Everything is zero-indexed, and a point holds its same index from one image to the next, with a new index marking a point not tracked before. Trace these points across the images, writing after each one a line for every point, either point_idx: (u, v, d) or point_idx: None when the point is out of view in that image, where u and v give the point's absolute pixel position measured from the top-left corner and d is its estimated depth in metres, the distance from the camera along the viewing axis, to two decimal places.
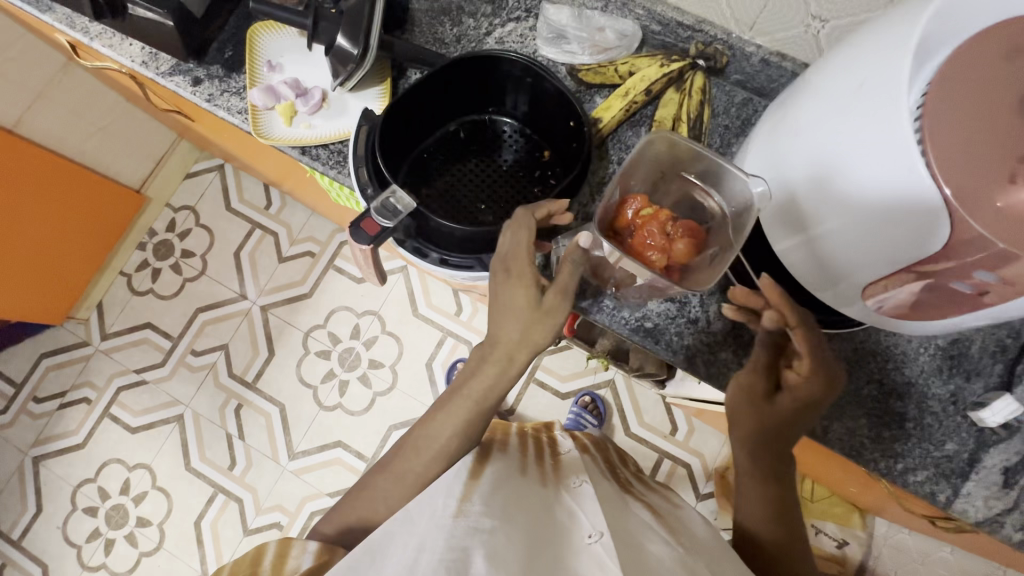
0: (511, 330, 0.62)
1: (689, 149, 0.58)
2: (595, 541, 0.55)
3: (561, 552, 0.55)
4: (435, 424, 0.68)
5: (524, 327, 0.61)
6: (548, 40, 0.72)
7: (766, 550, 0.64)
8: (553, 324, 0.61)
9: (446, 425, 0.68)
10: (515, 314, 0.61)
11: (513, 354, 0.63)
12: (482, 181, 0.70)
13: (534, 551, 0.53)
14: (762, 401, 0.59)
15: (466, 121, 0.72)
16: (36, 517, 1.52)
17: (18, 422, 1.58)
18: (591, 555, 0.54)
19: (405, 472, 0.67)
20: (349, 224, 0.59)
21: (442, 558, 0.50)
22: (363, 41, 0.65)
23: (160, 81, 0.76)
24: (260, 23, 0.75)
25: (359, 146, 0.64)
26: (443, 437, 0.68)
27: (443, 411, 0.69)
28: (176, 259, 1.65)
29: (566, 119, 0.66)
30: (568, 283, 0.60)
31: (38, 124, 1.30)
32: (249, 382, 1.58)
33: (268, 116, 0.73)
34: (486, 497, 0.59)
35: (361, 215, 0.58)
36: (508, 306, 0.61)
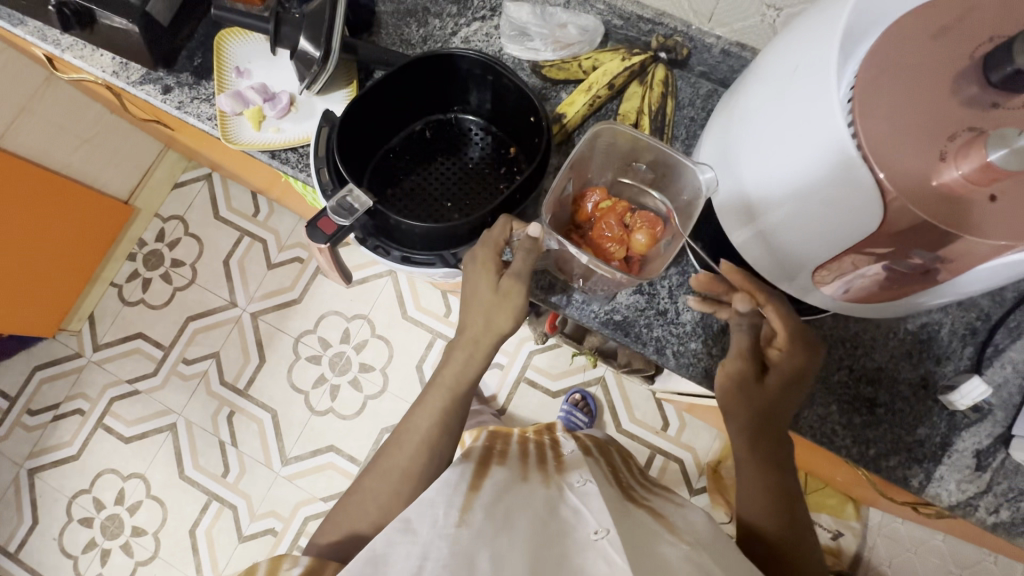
0: (477, 318, 0.64)
1: (642, 142, 0.60)
2: (601, 537, 0.53)
3: (566, 552, 0.52)
4: (419, 423, 0.68)
5: (487, 313, 0.63)
6: (512, 38, 0.72)
7: (774, 549, 0.61)
8: (518, 311, 0.62)
9: (431, 424, 0.68)
10: (479, 305, 0.63)
11: (479, 337, 0.65)
12: (450, 180, 0.70)
13: (538, 551, 0.51)
14: (752, 381, 0.59)
15: (431, 120, 0.72)
16: (33, 530, 1.53)
17: (13, 435, 1.59)
18: (598, 551, 0.52)
19: (391, 471, 0.67)
20: (307, 223, 0.60)
21: (446, 563, 0.49)
22: (325, 44, 0.66)
23: (131, 90, 0.77)
24: (227, 30, 0.76)
25: (318, 145, 0.64)
26: (422, 430, 0.68)
27: (429, 409, 0.69)
28: (166, 269, 1.66)
29: (526, 114, 0.66)
30: (522, 270, 0.61)
31: (24, 138, 1.30)
32: (241, 389, 1.58)
33: (236, 121, 0.74)
34: (485, 504, 0.58)
35: (317, 214, 0.59)
36: (472, 292, 0.63)
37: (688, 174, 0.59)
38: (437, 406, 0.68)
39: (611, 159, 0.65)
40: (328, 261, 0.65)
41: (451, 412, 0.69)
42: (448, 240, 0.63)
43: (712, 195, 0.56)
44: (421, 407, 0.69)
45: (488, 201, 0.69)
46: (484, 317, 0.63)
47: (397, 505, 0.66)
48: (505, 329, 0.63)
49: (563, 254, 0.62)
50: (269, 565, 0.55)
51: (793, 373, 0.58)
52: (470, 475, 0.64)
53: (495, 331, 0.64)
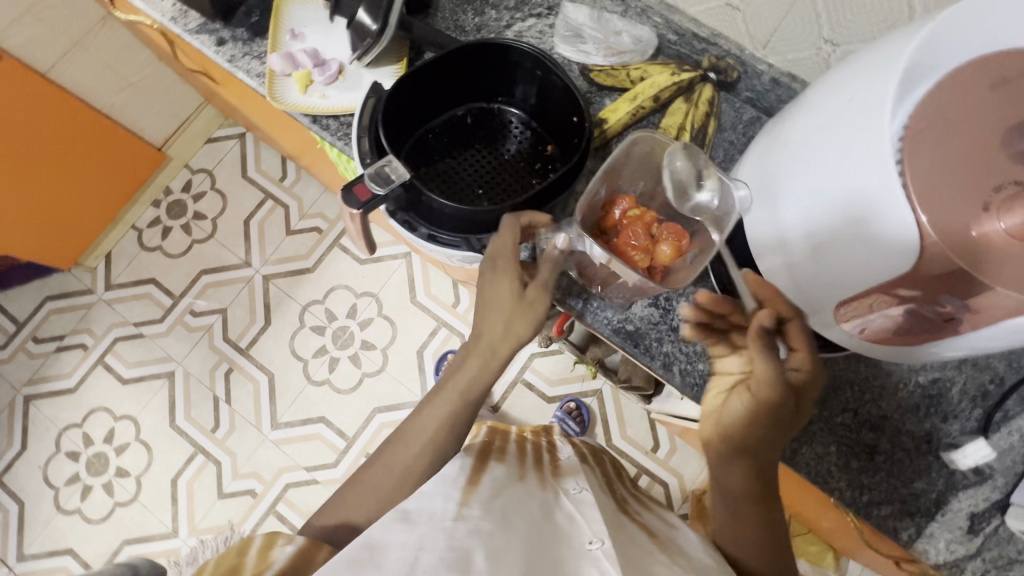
0: (494, 323, 0.65)
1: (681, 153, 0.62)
2: (595, 547, 0.53)
3: (561, 556, 0.52)
4: (429, 421, 0.68)
5: (507, 319, 0.64)
6: (565, 38, 0.72)
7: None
8: (536, 319, 0.63)
9: (439, 423, 0.68)
10: (499, 309, 0.64)
11: (496, 345, 0.66)
12: (484, 168, 0.71)
13: (532, 554, 0.51)
14: (787, 414, 0.55)
15: (474, 107, 0.73)
16: (20, 455, 1.55)
17: (15, 360, 1.61)
18: (591, 559, 0.52)
19: (393, 464, 0.67)
20: (342, 187, 0.60)
21: (442, 557, 0.48)
22: (382, 16, 0.67)
23: (186, 37, 0.79)
24: None
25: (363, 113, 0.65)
26: (428, 427, 0.68)
27: (438, 407, 0.69)
28: (188, 220, 1.68)
29: (568, 114, 0.67)
30: (547, 280, 0.63)
31: (71, 71, 1.30)
32: (243, 348, 1.59)
33: (283, 81, 0.75)
34: (485, 503, 0.58)
35: (354, 179, 0.59)
36: (493, 296, 0.64)
37: (723, 190, 0.59)
38: (446, 407, 0.68)
39: (645, 168, 0.65)
40: (358, 230, 0.66)
41: (460, 416, 0.69)
42: (478, 227, 0.64)
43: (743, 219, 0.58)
44: (432, 407, 0.69)
45: (520, 193, 0.69)
46: (502, 322, 0.64)
47: (390, 483, 0.66)
48: (524, 336, 0.64)
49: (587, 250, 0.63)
50: (264, 536, 0.55)
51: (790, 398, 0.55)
52: (468, 472, 0.64)
53: (512, 337, 0.65)
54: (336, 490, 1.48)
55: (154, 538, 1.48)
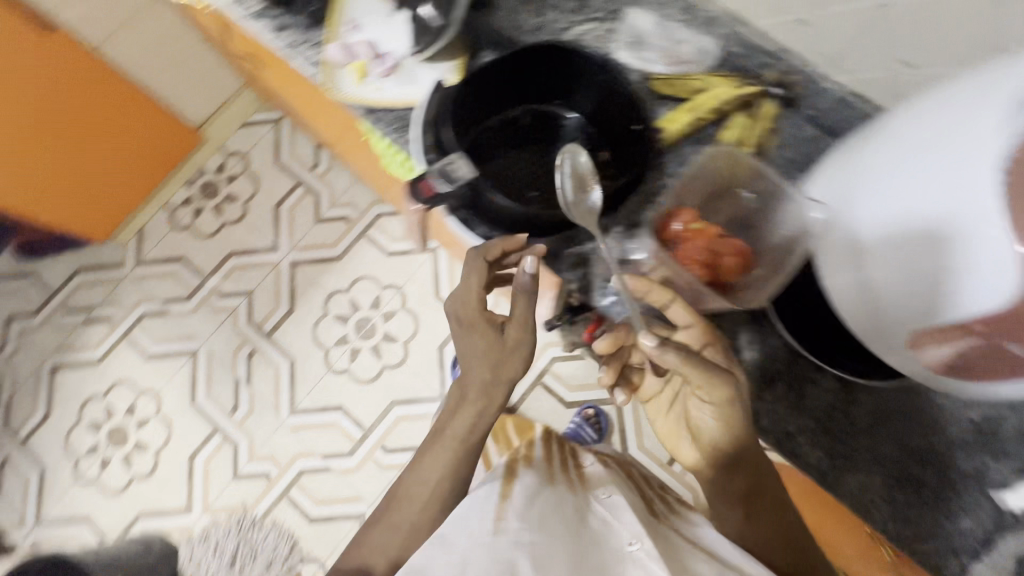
0: (481, 371, 0.66)
1: (751, 168, 0.62)
2: (636, 548, 0.54)
3: (604, 561, 0.53)
4: (430, 475, 0.68)
5: (493, 366, 0.66)
6: (626, 44, 0.72)
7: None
8: (523, 358, 0.67)
9: (442, 472, 0.68)
10: (484, 359, 0.66)
11: (490, 392, 0.67)
12: (538, 171, 0.71)
13: (577, 561, 0.52)
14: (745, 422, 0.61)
15: (531, 108, 0.72)
16: (44, 422, 1.58)
17: (44, 328, 1.64)
18: (634, 562, 0.53)
19: (400, 522, 0.68)
20: (408, 183, 0.62)
21: (489, 569, 0.50)
22: (449, 12, 0.68)
23: (244, 21, 0.79)
24: None
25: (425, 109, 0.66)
26: (431, 478, 0.68)
27: (439, 457, 0.69)
28: (220, 201, 1.70)
29: (625, 122, 0.66)
30: (524, 315, 0.66)
31: (118, 50, 1.30)
32: (266, 332, 1.60)
33: (341, 72, 0.75)
34: (525, 516, 0.57)
35: (420, 175, 0.61)
36: (475, 351, 0.67)
37: (794, 206, 0.57)
38: (447, 460, 0.68)
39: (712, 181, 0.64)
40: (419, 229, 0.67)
41: (462, 464, 0.69)
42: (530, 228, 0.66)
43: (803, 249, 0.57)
44: (431, 459, 0.69)
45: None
46: (490, 369, 0.66)
47: None
48: (515, 376, 0.67)
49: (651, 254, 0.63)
50: None
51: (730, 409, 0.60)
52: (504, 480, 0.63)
53: (503, 380, 0.67)
54: (350, 480, 1.49)
55: (169, 513, 1.50)
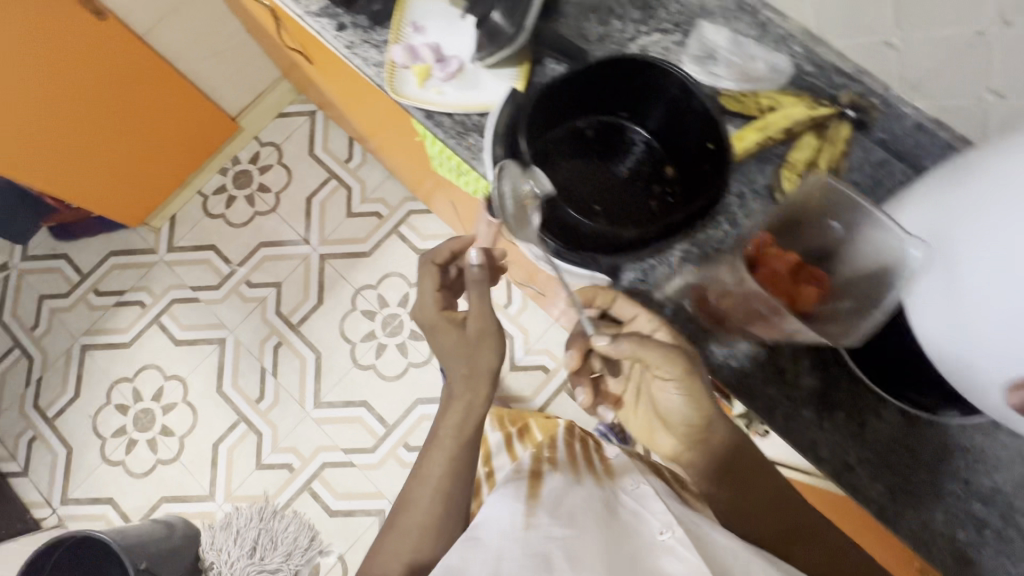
0: (457, 366, 0.74)
1: (845, 196, 0.58)
2: (667, 535, 0.57)
3: (639, 550, 0.56)
4: (432, 472, 0.74)
5: (466, 357, 0.74)
6: (695, 57, 0.71)
7: (805, 571, 0.64)
8: (487, 343, 0.74)
9: (443, 469, 0.74)
10: (458, 354, 0.74)
11: (471, 385, 0.74)
12: (602, 185, 0.68)
13: (612, 546, 0.55)
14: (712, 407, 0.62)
15: (595, 120, 0.69)
16: (73, 403, 1.60)
17: (76, 309, 1.66)
18: (666, 548, 0.55)
19: (409, 527, 0.73)
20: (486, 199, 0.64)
21: (523, 564, 0.52)
22: (522, 18, 0.66)
23: (305, 19, 0.79)
24: None
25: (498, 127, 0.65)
26: (433, 475, 0.74)
27: (438, 456, 0.74)
28: (252, 191, 1.71)
29: (702, 138, 0.62)
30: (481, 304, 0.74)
31: (164, 38, 1.31)
32: (294, 323, 1.61)
33: (402, 74, 0.74)
34: (579, 533, 0.56)
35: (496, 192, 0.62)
36: (447, 349, 0.75)
37: (883, 236, 0.54)
38: (445, 458, 0.74)
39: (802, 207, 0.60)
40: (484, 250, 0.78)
41: (461, 456, 0.75)
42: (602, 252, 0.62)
43: (897, 303, 0.54)
44: (430, 460, 0.75)
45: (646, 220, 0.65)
46: (463, 362, 0.74)
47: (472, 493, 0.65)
48: (488, 364, 0.74)
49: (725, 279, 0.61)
50: None
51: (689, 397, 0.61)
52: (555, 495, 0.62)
53: (477, 368, 0.73)
54: (372, 475, 1.49)
55: (191, 499, 1.51)
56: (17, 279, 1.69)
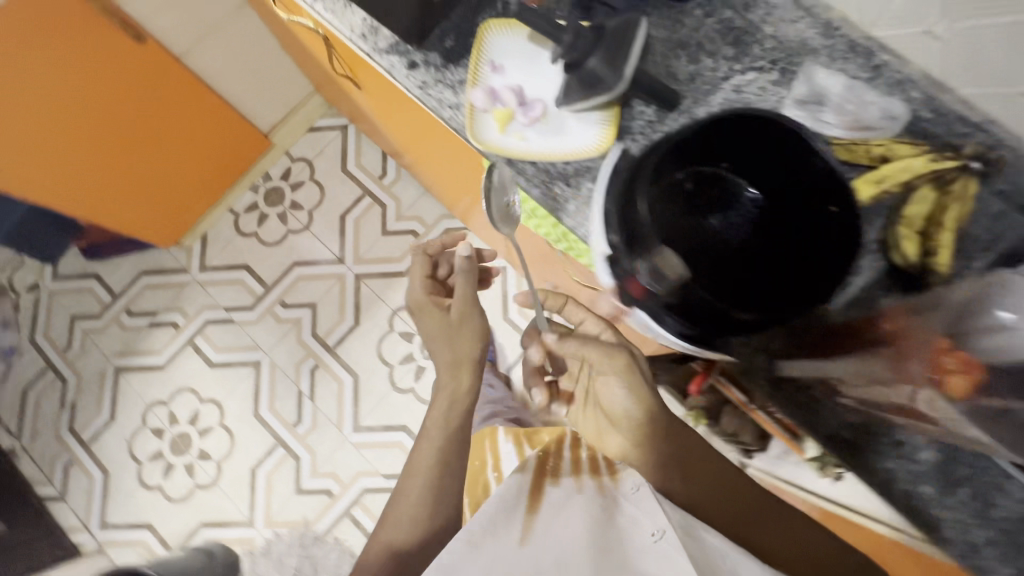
0: (443, 351, 0.88)
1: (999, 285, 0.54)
2: (659, 538, 0.61)
3: (628, 559, 0.60)
4: (424, 456, 0.87)
5: (450, 342, 0.88)
6: (801, 101, 0.66)
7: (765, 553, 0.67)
8: (468, 330, 0.89)
9: (434, 455, 0.86)
10: (443, 337, 0.89)
11: (455, 369, 0.88)
12: (705, 249, 0.58)
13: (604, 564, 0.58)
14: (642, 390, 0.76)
15: (696, 172, 0.59)
16: (108, 425, 1.58)
17: (108, 331, 1.64)
18: (658, 553, 0.59)
19: (401, 515, 0.84)
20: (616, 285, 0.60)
21: None
22: (622, 67, 0.61)
23: (374, 57, 0.75)
24: (493, 19, 0.72)
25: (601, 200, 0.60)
26: (424, 461, 0.86)
27: (432, 444, 0.87)
28: (284, 208, 1.67)
29: (822, 202, 0.55)
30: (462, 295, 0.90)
31: (200, 58, 1.26)
32: (330, 345, 1.58)
33: (482, 118, 0.70)
34: None
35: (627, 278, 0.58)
36: (433, 333, 0.90)
37: None
38: (437, 444, 0.87)
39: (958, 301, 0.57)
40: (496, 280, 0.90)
41: (450, 450, 0.87)
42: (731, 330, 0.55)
43: None
44: (424, 449, 0.87)
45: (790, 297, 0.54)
46: (449, 346, 0.88)
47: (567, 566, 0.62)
48: (468, 350, 0.88)
49: (868, 369, 0.60)
50: None
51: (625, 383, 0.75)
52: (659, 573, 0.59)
53: (461, 354, 0.88)
54: None
55: (231, 524, 1.50)
56: (48, 299, 1.67)
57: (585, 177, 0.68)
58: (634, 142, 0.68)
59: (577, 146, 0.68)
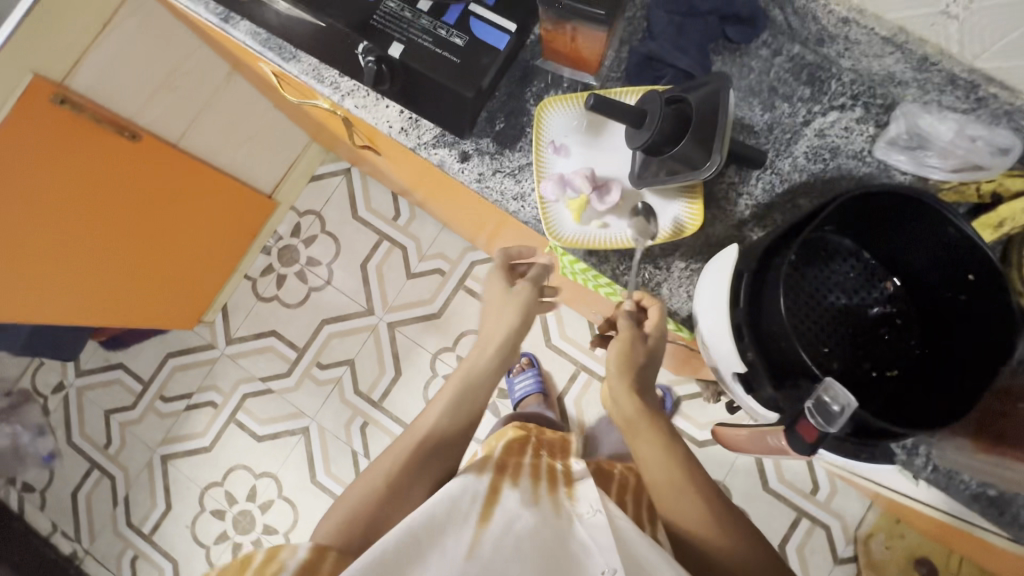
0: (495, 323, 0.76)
1: None
2: None
3: None
4: (431, 416, 0.71)
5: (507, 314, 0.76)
6: (900, 144, 0.62)
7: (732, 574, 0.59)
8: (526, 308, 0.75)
9: (443, 413, 0.71)
10: (496, 309, 0.77)
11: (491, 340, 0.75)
12: (821, 318, 0.60)
13: None
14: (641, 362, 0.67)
15: (802, 243, 0.60)
16: (166, 514, 1.56)
17: (146, 420, 1.60)
18: None
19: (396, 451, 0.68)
20: (782, 429, 0.51)
21: None
22: (719, 154, 0.56)
23: (419, 152, 0.68)
24: (549, 97, 0.65)
25: (727, 307, 0.54)
26: (431, 420, 0.71)
27: (443, 398, 0.73)
28: (301, 267, 1.61)
29: (949, 267, 0.56)
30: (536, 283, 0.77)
31: (198, 138, 1.19)
32: (375, 400, 1.54)
33: (555, 209, 0.65)
34: None
35: (793, 419, 0.49)
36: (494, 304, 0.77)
37: None
38: (450, 393, 0.73)
39: None
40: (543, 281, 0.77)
41: (461, 407, 0.72)
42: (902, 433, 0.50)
43: None
44: (438, 398, 0.73)
45: (954, 371, 0.56)
46: (498, 312, 0.76)
47: None
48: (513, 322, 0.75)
49: None
50: None
51: (633, 362, 0.67)
52: None
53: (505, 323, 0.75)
54: None
55: None
56: (77, 397, 1.62)
57: (674, 257, 0.66)
58: (723, 209, 0.66)
59: (664, 228, 0.64)
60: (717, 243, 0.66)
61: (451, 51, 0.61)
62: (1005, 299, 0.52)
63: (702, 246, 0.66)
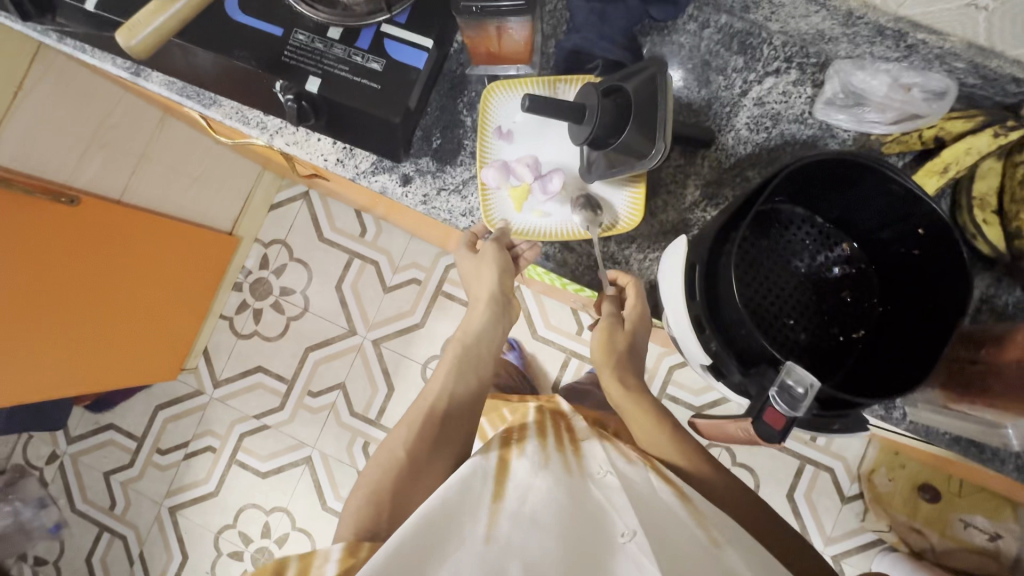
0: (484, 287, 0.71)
1: None
2: (629, 540, 0.52)
3: (595, 552, 0.53)
4: (436, 383, 0.70)
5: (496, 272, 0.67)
6: (839, 103, 0.62)
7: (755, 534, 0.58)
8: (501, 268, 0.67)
9: (447, 375, 0.70)
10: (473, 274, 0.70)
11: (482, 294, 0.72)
12: (783, 290, 0.60)
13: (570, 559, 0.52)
14: (625, 348, 0.68)
15: (753, 220, 0.60)
16: (184, 564, 1.56)
17: (147, 475, 1.59)
18: (627, 554, 0.52)
19: (412, 418, 0.68)
20: (749, 418, 0.51)
21: None
22: (662, 142, 0.55)
23: (359, 180, 0.68)
24: (497, 82, 0.64)
25: (683, 301, 0.55)
26: (437, 387, 0.70)
27: (445, 364, 0.72)
28: (276, 297, 1.58)
29: (899, 223, 0.56)
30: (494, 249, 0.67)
31: (143, 189, 1.19)
32: (372, 418, 1.54)
33: (495, 196, 0.65)
34: None
35: (759, 408, 0.50)
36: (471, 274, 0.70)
37: None
38: (452, 357, 0.72)
39: None
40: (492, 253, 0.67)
41: (466, 362, 0.71)
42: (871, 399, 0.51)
43: None
44: (440, 367, 0.72)
45: (917, 326, 0.57)
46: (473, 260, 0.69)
47: None
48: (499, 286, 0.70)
49: None
50: None
51: (615, 348, 0.67)
52: None
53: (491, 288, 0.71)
54: None
55: None
56: (73, 465, 1.60)
57: (631, 249, 0.67)
58: (673, 194, 0.66)
59: (605, 221, 0.64)
60: (671, 230, 0.66)
61: (370, 78, 0.59)
62: (953, 249, 0.52)
63: (658, 233, 0.67)
